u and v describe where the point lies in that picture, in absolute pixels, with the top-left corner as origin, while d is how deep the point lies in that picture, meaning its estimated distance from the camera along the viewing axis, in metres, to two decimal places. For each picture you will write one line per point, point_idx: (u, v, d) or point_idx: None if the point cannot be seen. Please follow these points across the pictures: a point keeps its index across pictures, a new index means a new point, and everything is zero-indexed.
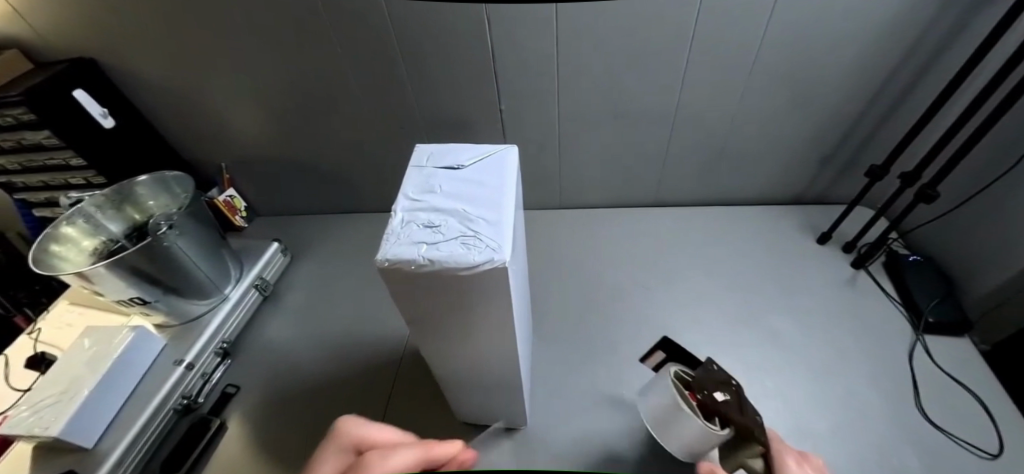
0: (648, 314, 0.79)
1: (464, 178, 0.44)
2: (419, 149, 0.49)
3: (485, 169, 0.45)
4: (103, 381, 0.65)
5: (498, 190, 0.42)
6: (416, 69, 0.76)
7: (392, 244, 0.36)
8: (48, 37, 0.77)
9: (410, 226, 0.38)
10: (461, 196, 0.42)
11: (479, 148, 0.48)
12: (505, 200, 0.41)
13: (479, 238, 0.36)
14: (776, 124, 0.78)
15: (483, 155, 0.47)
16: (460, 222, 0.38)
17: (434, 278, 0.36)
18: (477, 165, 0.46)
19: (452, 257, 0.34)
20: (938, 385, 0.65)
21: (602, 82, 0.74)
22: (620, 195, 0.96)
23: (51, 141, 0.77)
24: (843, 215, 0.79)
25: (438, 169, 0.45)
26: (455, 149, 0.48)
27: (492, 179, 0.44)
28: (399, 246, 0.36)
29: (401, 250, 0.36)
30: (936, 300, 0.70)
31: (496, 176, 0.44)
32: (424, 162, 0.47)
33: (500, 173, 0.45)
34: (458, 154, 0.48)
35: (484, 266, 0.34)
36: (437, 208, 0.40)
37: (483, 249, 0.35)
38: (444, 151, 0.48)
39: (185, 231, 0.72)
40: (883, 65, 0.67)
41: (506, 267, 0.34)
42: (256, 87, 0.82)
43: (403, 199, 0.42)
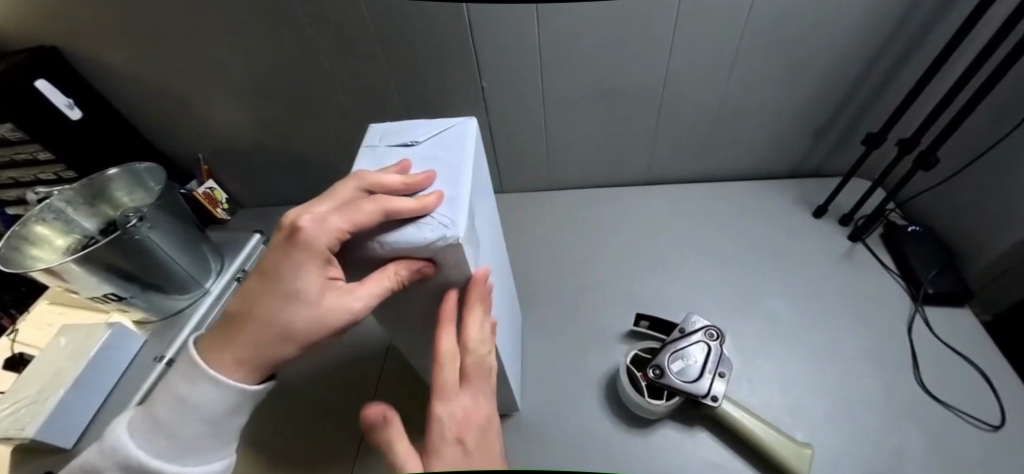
0: (640, 295, 0.76)
1: (419, 154, 0.41)
2: (372, 130, 0.46)
3: (441, 144, 0.42)
4: (80, 381, 0.63)
5: (454, 164, 0.39)
6: (391, 46, 0.72)
7: None
8: (0, 24, 0.73)
9: None
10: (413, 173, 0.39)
11: (436, 124, 0.45)
12: (461, 173, 0.38)
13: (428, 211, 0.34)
14: (770, 93, 0.74)
15: (439, 130, 0.44)
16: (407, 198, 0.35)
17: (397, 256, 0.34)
18: (433, 139, 0.43)
19: (399, 236, 0.32)
20: (938, 358, 0.63)
21: (586, 54, 0.71)
22: (611, 173, 0.93)
23: (15, 134, 0.74)
24: (839, 187, 0.77)
25: (391, 149, 0.43)
26: (410, 127, 0.46)
27: (448, 152, 0.41)
28: None
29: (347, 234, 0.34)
30: (935, 271, 0.69)
31: (453, 149, 0.41)
32: (377, 142, 0.44)
33: (456, 146, 0.41)
34: (413, 131, 0.45)
35: (434, 243, 0.31)
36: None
37: (434, 224, 0.32)
38: (398, 130, 0.46)
39: (158, 224, 0.69)
40: (881, 24, 0.63)
41: (459, 242, 0.31)
42: (226, 73, 0.79)
43: None
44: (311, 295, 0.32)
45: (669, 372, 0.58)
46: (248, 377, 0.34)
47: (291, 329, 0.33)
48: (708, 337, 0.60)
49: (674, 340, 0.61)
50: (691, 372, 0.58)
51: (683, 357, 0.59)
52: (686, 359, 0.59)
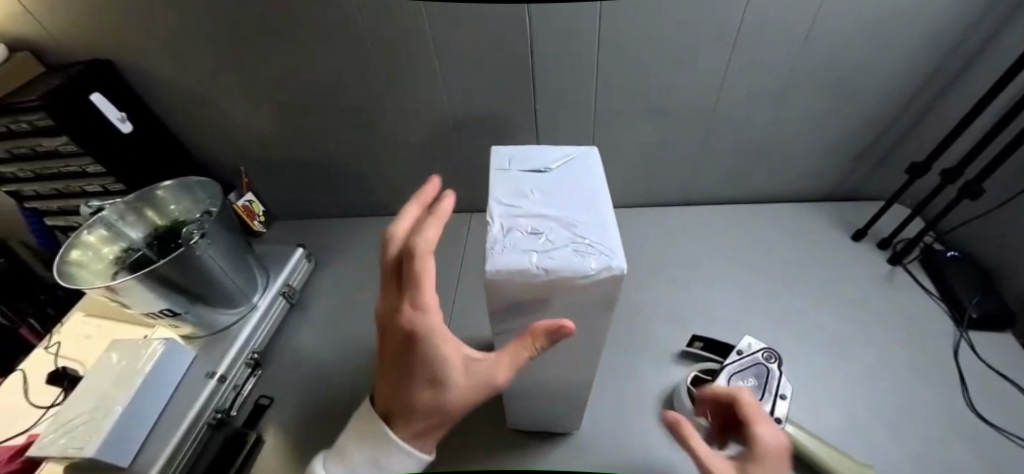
0: (688, 313, 0.78)
1: (555, 182, 0.43)
2: (500, 150, 0.47)
3: (574, 176, 0.44)
4: (136, 397, 0.63)
5: (595, 197, 0.41)
6: (450, 68, 0.74)
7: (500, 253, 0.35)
8: (62, 38, 0.74)
9: (514, 233, 0.37)
10: (555, 202, 0.41)
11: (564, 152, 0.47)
12: (601, 206, 0.40)
13: (585, 243, 0.35)
14: (814, 120, 0.77)
15: (569, 160, 0.46)
16: (563, 231, 0.37)
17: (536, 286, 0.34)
18: (566, 169, 0.45)
19: (569, 266, 0.33)
20: (987, 382, 0.65)
21: (640, 79, 0.73)
22: (651, 194, 0.95)
23: (68, 147, 0.74)
24: (880, 212, 0.79)
25: (524, 174, 0.44)
26: (539, 153, 0.47)
27: (583, 184, 0.43)
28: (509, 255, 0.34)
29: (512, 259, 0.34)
30: (978, 296, 0.71)
31: (587, 182, 0.43)
32: (512, 163, 0.46)
33: (589, 179, 0.43)
34: (542, 157, 0.47)
35: (603, 273, 0.33)
36: (532, 213, 0.39)
37: (598, 256, 0.34)
38: (527, 154, 0.47)
39: (216, 239, 0.70)
40: (928, 57, 0.66)
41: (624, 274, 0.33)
42: (281, 89, 0.80)
43: (496, 204, 0.40)
44: (437, 372, 0.30)
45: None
46: (425, 447, 0.33)
47: (416, 407, 0.30)
48: (766, 359, 0.61)
49: (731, 362, 0.62)
50: (752, 394, 0.59)
51: (742, 380, 0.60)
52: (746, 382, 0.60)
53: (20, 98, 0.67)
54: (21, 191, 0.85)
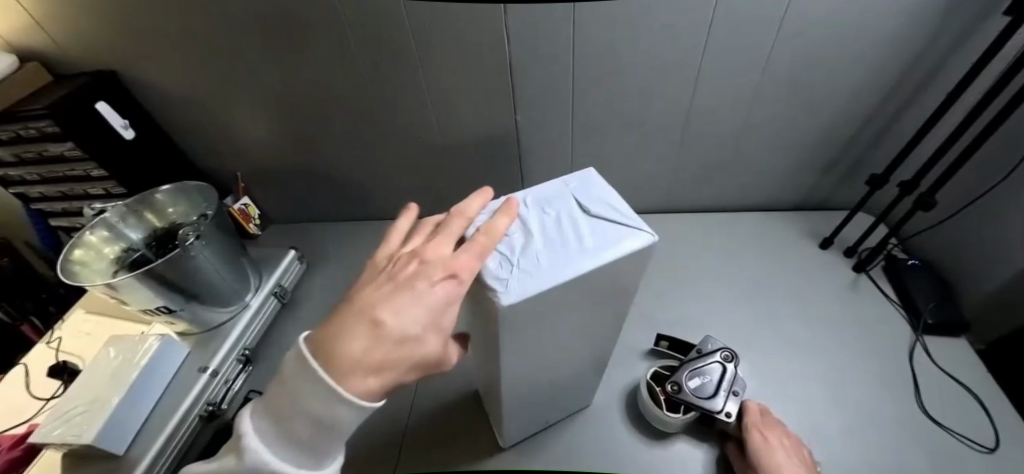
0: (660, 316, 0.82)
1: (566, 214, 0.42)
2: (588, 172, 0.48)
3: (594, 229, 0.41)
4: (131, 390, 0.66)
5: (579, 251, 0.38)
6: (436, 82, 0.79)
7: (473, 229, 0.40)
8: (71, 50, 0.78)
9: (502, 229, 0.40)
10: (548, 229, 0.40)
11: (620, 205, 0.43)
12: (575, 262, 0.37)
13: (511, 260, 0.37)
14: (781, 133, 0.81)
15: (613, 214, 0.42)
16: (501, 247, 0.38)
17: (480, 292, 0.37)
18: (594, 212, 0.42)
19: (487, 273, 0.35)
20: (939, 384, 0.68)
21: (615, 92, 0.77)
22: (630, 201, 0.99)
23: (73, 152, 0.78)
24: (845, 221, 0.83)
25: (572, 199, 0.44)
26: (595, 188, 0.45)
27: (586, 237, 0.39)
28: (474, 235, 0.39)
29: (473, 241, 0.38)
30: (934, 302, 0.74)
31: (598, 240, 0.39)
32: (568, 181, 0.47)
33: (603, 239, 0.39)
34: (593, 194, 0.45)
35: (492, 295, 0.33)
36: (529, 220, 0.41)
37: (510, 280, 0.35)
38: (587, 185, 0.46)
39: (211, 241, 0.73)
40: (885, 74, 0.70)
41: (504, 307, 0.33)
42: (276, 98, 0.84)
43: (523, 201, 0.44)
44: (415, 329, 0.29)
45: (689, 389, 0.61)
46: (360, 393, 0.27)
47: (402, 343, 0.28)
48: (722, 358, 0.63)
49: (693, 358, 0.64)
50: (707, 389, 0.61)
51: (702, 376, 0.62)
52: (704, 377, 0.62)
53: (29, 106, 0.71)
54: (27, 193, 0.89)
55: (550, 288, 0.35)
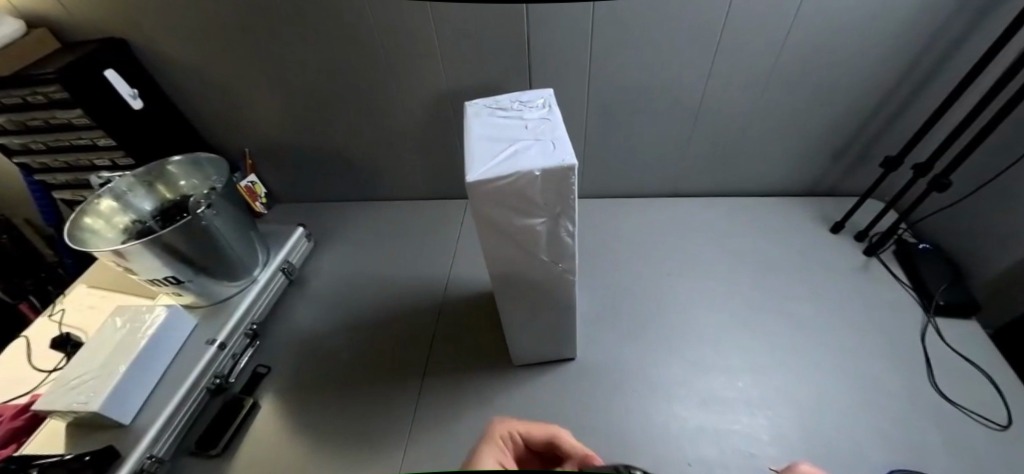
0: (671, 296, 0.82)
1: (526, 135, 0.47)
2: (571, 159, 0.42)
3: (495, 154, 0.45)
4: (138, 360, 0.65)
5: (481, 140, 0.47)
6: (451, 56, 0.78)
7: (472, 134, 0.49)
8: (80, 17, 0.77)
9: (488, 134, 0.48)
10: (514, 126, 0.49)
11: (512, 169, 0.41)
12: (473, 143, 0.47)
13: (491, 105, 0.54)
14: (794, 116, 0.81)
15: (503, 166, 0.42)
16: (487, 146, 0.46)
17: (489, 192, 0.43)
18: (513, 154, 0.44)
19: (471, 161, 0.44)
20: (950, 364, 0.68)
21: (629, 70, 0.77)
22: (641, 185, 0.99)
23: (81, 120, 0.77)
24: (856, 205, 0.83)
25: (531, 120, 0.49)
26: (543, 159, 0.42)
27: (490, 146, 0.46)
28: (473, 137, 0.48)
29: (470, 140, 0.48)
30: (945, 284, 0.74)
31: (486, 153, 0.45)
32: (570, 145, 0.44)
33: (485, 154, 0.45)
34: (538, 155, 0.43)
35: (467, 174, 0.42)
36: (528, 116, 0.50)
37: (481, 167, 0.43)
38: (551, 158, 0.42)
39: (221, 211, 0.73)
40: (902, 55, 0.70)
41: (468, 183, 0.42)
42: (287, 71, 0.83)
43: (506, 118, 0.50)
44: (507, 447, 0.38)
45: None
46: None
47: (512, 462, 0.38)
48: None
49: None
50: None
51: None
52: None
53: (38, 71, 0.70)
54: (30, 164, 0.88)
55: (501, 178, 0.41)
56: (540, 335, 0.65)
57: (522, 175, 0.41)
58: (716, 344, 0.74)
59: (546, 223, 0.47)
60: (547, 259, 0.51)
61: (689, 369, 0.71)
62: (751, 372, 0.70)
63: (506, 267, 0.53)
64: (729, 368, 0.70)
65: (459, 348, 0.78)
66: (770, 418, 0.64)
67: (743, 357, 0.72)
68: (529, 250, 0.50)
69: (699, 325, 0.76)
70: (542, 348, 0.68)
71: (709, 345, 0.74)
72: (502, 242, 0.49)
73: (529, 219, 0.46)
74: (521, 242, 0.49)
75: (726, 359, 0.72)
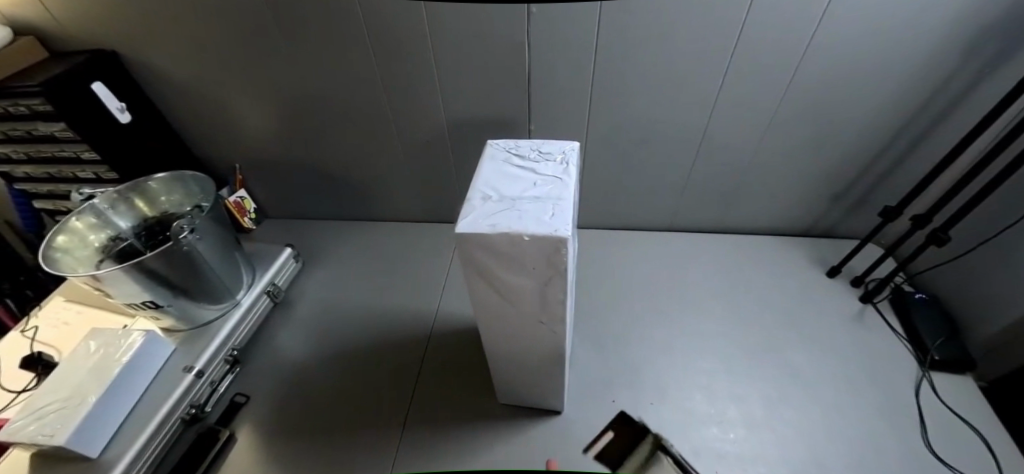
0: (662, 337, 0.80)
1: (528, 192, 0.43)
2: (566, 230, 0.38)
3: (492, 207, 0.42)
4: (110, 389, 0.63)
5: (487, 185, 0.45)
6: (451, 84, 0.77)
7: (481, 175, 0.47)
8: (68, 26, 0.75)
9: (496, 180, 0.46)
10: (523, 179, 0.45)
11: (500, 228, 0.39)
12: (476, 188, 0.45)
13: (510, 148, 0.51)
14: (794, 158, 0.81)
15: (494, 221, 0.40)
16: (493, 195, 0.43)
17: (478, 245, 0.40)
18: (509, 211, 0.41)
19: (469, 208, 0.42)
20: (945, 422, 0.67)
21: (629, 106, 0.77)
22: (637, 217, 0.98)
23: (64, 133, 0.75)
24: (853, 252, 0.82)
25: (544, 173, 0.46)
26: (536, 223, 0.39)
27: (491, 195, 0.43)
28: (482, 179, 0.46)
29: (479, 182, 0.46)
30: (942, 339, 0.74)
31: (484, 201, 0.43)
32: (571, 211, 0.41)
33: (482, 204, 0.42)
34: (531, 217, 0.40)
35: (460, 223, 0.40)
36: (543, 170, 0.47)
37: (474, 218, 0.40)
38: (543, 224, 0.39)
39: (205, 234, 0.70)
40: (906, 104, 0.69)
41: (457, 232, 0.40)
42: (282, 90, 0.81)
43: (520, 166, 0.48)
44: None
45: None
46: None
47: None
48: None
49: None
50: None
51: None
52: None
53: (21, 83, 0.68)
54: (12, 173, 0.85)
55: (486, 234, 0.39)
56: (528, 382, 0.63)
57: (510, 237, 0.38)
58: (707, 390, 0.73)
59: (536, 287, 0.44)
60: (536, 318, 0.49)
61: (678, 416, 0.70)
62: (743, 422, 0.69)
63: (494, 318, 0.51)
64: (722, 418, 0.69)
65: (447, 380, 0.76)
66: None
67: (735, 406, 0.71)
68: (517, 307, 0.48)
69: (690, 369, 0.75)
70: (529, 392, 0.67)
71: (701, 392, 0.73)
72: (489, 295, 0.47)
73: (519, 279, 0.43)
74: (510, 297, 0.46)
75: (718, 408, 0.70)
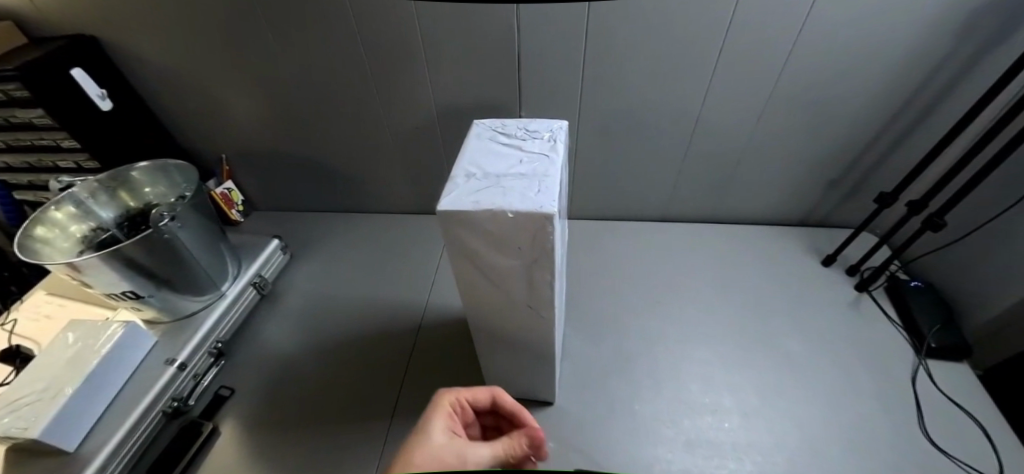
0: (656, 328, 0.79)
1: (514, 169, 0.42)
2: (551, 206, 0.36)
3: (475, 184, 0.40)
4: (88, 380, 0.61)
5: (471, 164, 0.43)
6: (440, 70, 0.75)
7: (466, 155, 0.45)
8: (46, 11, 0.73)
9: (480, 159, 0.44)
10: (508, 157, 0.44)
11: (484, 206, 0.37)
12: (459, 168, 0.43)
13: (497, 128, 0.49)
14: (787, 145, 0.80)
15: (479, 199, 0.38)
16: (477, 173, 0.42)
17: (463, 224, 0.39)
18: (493, 188, 0.39)
19: (453, 187, 0.40)
20: (942, 410, 0.66)
21: (621, 92, 0.75)
22: (632, 208, 0.97)
23: (43, 120, 0.73)
24: (848, 240, 0.81)
25: (531, 150, 0.45)
26: (520, 200, 0.37)
27: (476, 174, 0.42)
28: (466, 159, 0.44)
29: (462, 162, 0.44)
30: (938, 326, 0.73)
31: (468, 180, 0.41)
32: (558, 187, 0.39)
33: (466, 182, 0.41)
34: (516, 193, 0.38)
35: (444, 201, 0.39)
36: (529, 148, 0.45)
37: (458, 197, 0.39)
38: (528, 200, 0.37)
39: (186, 222, 0.68)
40: (900, 88, 0.68)
41: (441, 210, 0.38)
42: (267, 77, 0.79)
43: (506, 144, 0.46)
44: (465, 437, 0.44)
45: None
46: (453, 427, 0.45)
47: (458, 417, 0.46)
48: None
49: None
50: None
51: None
52: None
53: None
54: None
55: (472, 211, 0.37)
56: (519, 372, 0.62)
57: (494, 214, 0.37)
58: (700, 380, 0.72)
59: (522, 267, 0.42)
60: (522, 302, 0.47)
61: (672, 406, 0.69)
62: (738, 411, 0.67)
63: (480, 303, 0.50)
64: (716, 408, 0.68)
65: (437, 371, 0.75)
66: (756, 463, 0.62)
67: (730, 395, 0.69)
68: (504, 290, 0.46)
69: (684, 359, 0.74)
70: (519, 383, 0.65)
71: (695, 381, 0.71)
72: (474, 277, 0.46)
73: (504, 259, 0.42)
74: (497, 280, 0.45)
75: (713, 399, 0.69)
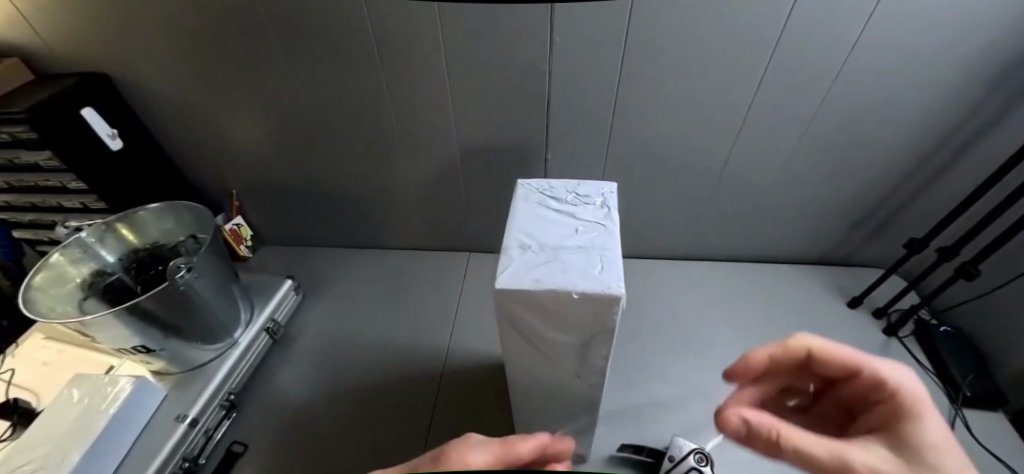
0: (685, 373, 0.77)
1: (570, 240, 0.40)
2: (618, 287, 0.34)
3: (533, 258, 0.38)
4: (95, 445, 0.57)
5: (523, 232, 0.42)
6: (466, 109, 0.74)
7: (515, 221, 0.43)
8: (58, 48, 0.71)
9: (532, 227, 0.42)
10: (561, 225, 0.42)
11: (547, 285, 0.35)
12: (512, 236, 0.41)
13: (543, 189, 0.48)
14: (813, 187, 0.79)
15: (539, 275, 0.36)
16: (532, 244, 0.40)
17: (521, 302, 0.37)
18: (551, 263, 0.37)
19: (508, 260, 0.38)
20: (983, 463, 0.65)
21: (649, 133, 0.75)
22: (652, 245, 0.96)
23: (50, 162, 0.70)
24: (875, 283, 0.81)
25: (584, 218, 0.43)
26: (584, 279, 0.35)
27: (530, 245, 0.40)
28: (517, 226, 0.43)
29: (513, 229, 0.42)
30: (971, 374, 0.72)
31: (523, 252, 0.39)
32: (620, 264, 0.37)
33: (521, 254, 0.39)
34: (578, 271, 0.36)
35: (500, 276, 0.37)
36: (582, 214, 0.44)
37: (515, 272, 0.37)
38: (592, 279, 0.36)
39: (202, 270, 0.65)
40: (927, 136, 0.69)
41: (499, 287, 0.36)
42: (286, 115, 0.77)
43: (556, 210, 0.44)
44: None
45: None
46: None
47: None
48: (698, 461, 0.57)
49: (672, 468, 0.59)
50: None
51: None
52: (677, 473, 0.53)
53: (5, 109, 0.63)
54: None
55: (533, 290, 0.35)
56: (553, 428, 0.59)
57: (556, 293, 0.35)
58: None
59: (577, 342, 0.40)
60: (569, 371, 0.45)
61: None
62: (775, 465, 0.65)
63: (524, 368, 0.47)
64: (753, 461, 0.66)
65: (461, 422, 0.72)
66: None
67: None
68: (551, 360, 0.44)
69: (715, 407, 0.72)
70: None
71: None
72: (522, 347, 0.43)
73: (558, 333, 0.40)
74: (546, 351, 0.43)
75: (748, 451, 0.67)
